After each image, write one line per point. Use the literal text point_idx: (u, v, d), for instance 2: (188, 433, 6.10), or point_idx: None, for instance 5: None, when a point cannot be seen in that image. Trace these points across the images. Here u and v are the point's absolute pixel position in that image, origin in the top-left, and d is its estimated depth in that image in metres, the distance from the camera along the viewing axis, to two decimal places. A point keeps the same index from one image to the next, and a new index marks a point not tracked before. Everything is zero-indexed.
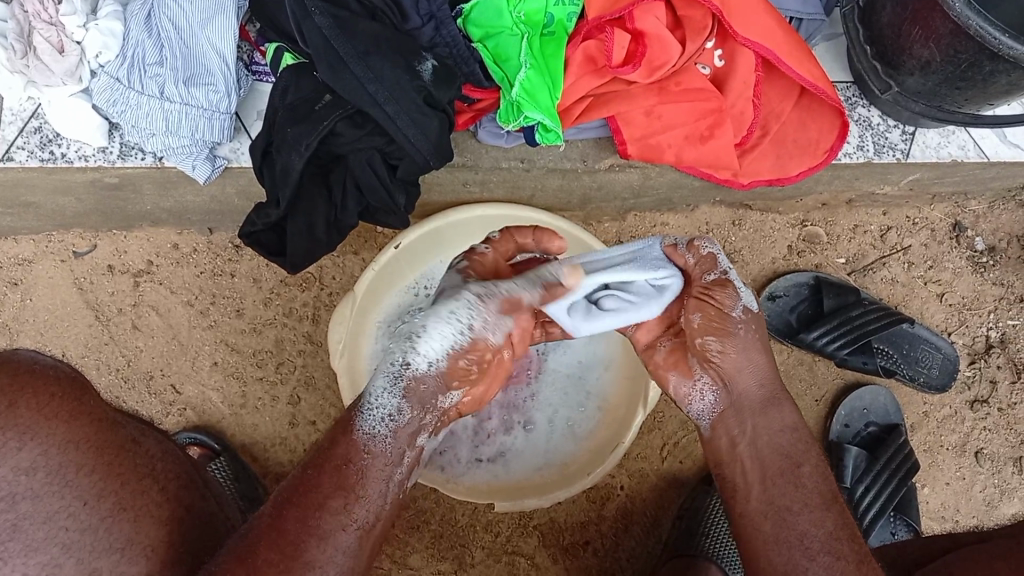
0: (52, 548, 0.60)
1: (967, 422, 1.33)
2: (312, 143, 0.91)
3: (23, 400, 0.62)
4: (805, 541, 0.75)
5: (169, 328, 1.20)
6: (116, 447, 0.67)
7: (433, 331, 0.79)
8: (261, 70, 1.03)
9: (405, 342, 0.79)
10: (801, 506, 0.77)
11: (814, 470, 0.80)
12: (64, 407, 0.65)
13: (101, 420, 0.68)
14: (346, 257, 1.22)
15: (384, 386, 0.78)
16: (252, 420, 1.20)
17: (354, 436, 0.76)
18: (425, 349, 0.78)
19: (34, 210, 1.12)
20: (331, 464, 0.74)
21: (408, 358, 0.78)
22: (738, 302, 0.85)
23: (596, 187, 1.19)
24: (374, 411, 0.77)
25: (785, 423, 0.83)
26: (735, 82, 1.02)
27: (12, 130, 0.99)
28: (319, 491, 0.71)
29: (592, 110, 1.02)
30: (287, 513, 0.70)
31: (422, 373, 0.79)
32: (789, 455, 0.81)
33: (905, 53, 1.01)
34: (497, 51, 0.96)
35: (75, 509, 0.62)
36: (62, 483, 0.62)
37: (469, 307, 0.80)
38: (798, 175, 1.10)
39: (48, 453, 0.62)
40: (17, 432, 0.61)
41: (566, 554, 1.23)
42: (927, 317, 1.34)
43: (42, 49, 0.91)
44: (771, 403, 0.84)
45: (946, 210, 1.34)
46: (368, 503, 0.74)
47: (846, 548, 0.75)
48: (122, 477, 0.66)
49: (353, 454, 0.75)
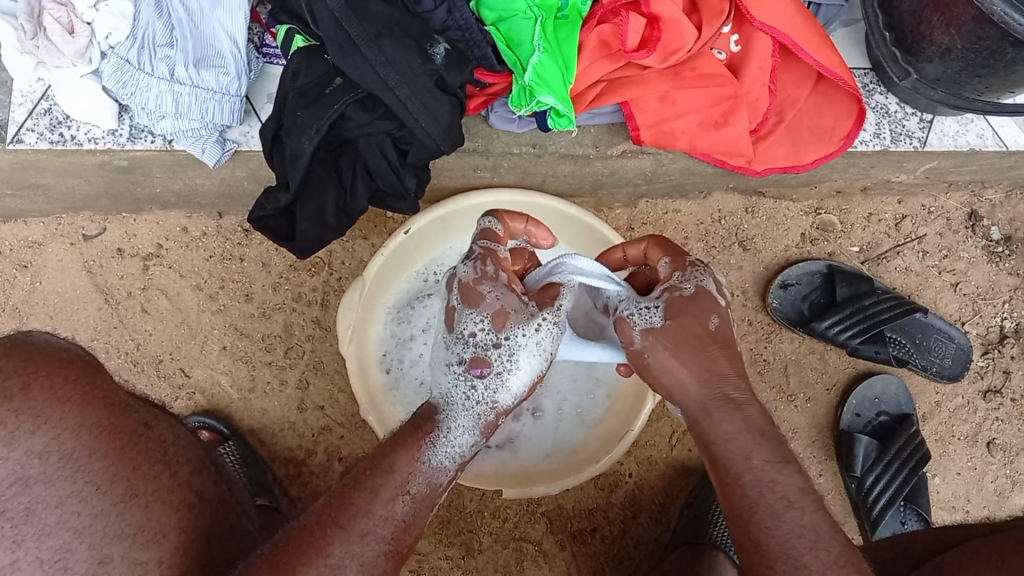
0: (64, 533, 0.60)
1: (980, 413, 1.32)
2: (322, 127, 0.90)
3: (36, 383, 0.62)
4: (762, 552, 0.67)
5: (178, 312, 1.20)
6: (128, 432, 0.67)
7: (523, 370, 0.83)
8: (271, 52, 1.02)
9: (496, 381, 0.83)
10: (750, 514, 0.69)
11: (755, 482, 0.70)
12: (78, 390, 0.64)
13: (115, 405, 0.67)
14: (355, 241, 1.22)
15: (468, 421, 0.81)
16: (261, 405, 1.20)
17: (420, 467, 0.75)
18: (513, 388, 0.83)
19: (44, 192, 1.12)
20: (388, 489, 0.72)
21: (497, 395, 0.83)
22: (634, 333, 0.78)
23: (609, 173, 1.18)
24: (454, 446, 0.79)
25: (724, 433, 0.72)
26: (752, 68, 1.01)
27: (21, 111, 0.99)
28: (365, 516, 0.69)
29: (604, 95, 1.00)
30: (331, 535, 0.66)
31: (502, 408, 0.84)
32: (731, 465, 0.71)
33: (925, 38, 0.99)
34: (510, 35, 0.94)
35: (87, 494, 0.62)
36: (74, 468, 0.62)
37: (550, 339, 0.85)
38: (813, 163, 1.09)
39: (60, 437, 0.62)
40: (30, 415, 0.61)
41: (574, 541, 1.23)
42: (940, 306, 1.32)
43: (53, 30, 0.90)
44: (705, 413, 0.73)
45: (962, 199, 1.32)
46: (411, 526, 0.72)
47: (809, 556, 0.66)
48: (134, 463, 0.66)
49: (412, 481, 0.73)
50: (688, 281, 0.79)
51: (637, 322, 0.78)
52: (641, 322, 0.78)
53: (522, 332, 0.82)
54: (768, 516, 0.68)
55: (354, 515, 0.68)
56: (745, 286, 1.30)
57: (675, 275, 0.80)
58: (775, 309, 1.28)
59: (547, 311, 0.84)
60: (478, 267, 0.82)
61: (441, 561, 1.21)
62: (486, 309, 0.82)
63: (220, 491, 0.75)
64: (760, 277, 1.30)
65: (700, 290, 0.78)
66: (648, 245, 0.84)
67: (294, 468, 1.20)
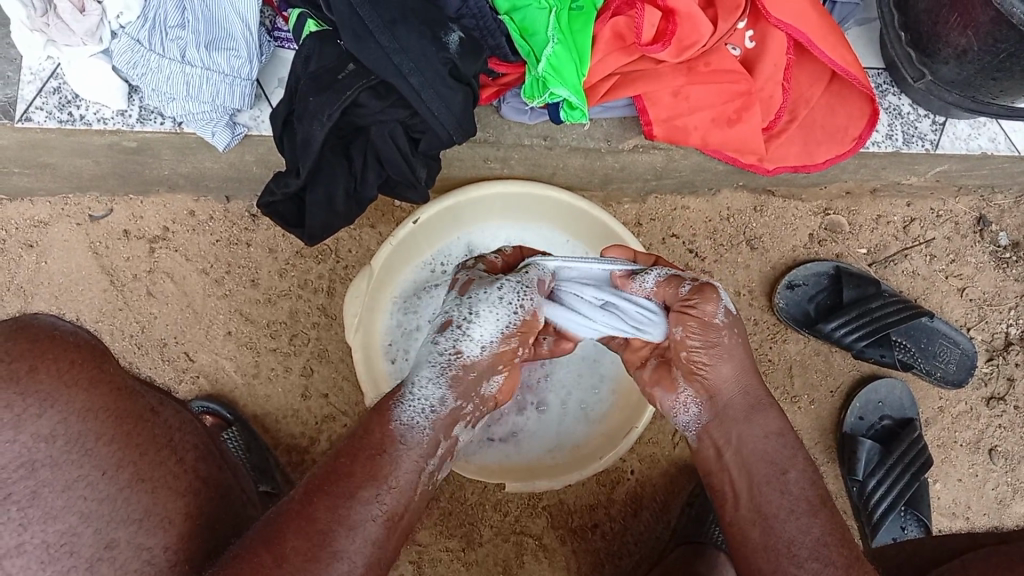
0: (70, 517, 0.60)
1: (982, 419, 1.32)
2: (335, 113, 0.89)
3: (43, 366, 0.61)
4: (795, 551, 0.72)
5: (184, 296, 1.20)
6: (134, 416, 0.67)
7: (486, 319, 0.83)
8: (283, 36, 1.01)
9: (455, 333, 0.83)
10: (789, 513, 0.75)
11: (800, 476, 0.77)
12: (84, 373, 0.64)
13: (121, 388, 0.67)
14: (363, 230, 1.21)
15: (431, 373, 0.81)
16: (264, 391, 1.20)
17: (390, 426, 0.76)
18: (476, 336, 0.83)
19: (51, 171, 1.11)
20: (363, 453, 0.73)
21: (460, 345, 0.82)
22: (722, 307, 0.82)
23: (618, 168, 1.18)
24: (417, 401, 0.78)
25: (770, 430, 0.80)
26: (766, 65, 1.00)
27: (31, 90, 0.98)
28: (351, 480, 0.70)
29: (617, 89, 1.00)
30: (318, 502, 0.68)
31: (471, 359, 0.82)
32: (777, 462, 0.78)
33: (941, 40, 0.99)
34: (525, 25, 0.93)
35: (94, 479, 0.62)
36: (81, 452, 0.62)
37: (514, 292, 0.85)
38: (825, 162, 1.08)
39: (68, 421, 0.62)
40: (37, 399, 0.61)
41: (574, 536, 1.23)
42: (946, 311, 1.32)
43: (63, 8, 0.90)
44: (755, 408, 0.81)
45: (970, 203, 1.32)
46: (401, 494, 0.72)
47: (837, 554, 0.72)
48: (141, 448, 0.66)
49: (387, 443, 0.75)
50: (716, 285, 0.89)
51: (724, 300, 0.83)
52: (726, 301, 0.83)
53: (482, 291, 0.85)
54: (803, 512, 0.74)
55: (340, 482, 0.70)
56: (751, 285, 1.29)
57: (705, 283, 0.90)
58: (781, 309, 1.27)
59: (511, 276, 0.87)
60: (460, 267, 0.92)
61: (441, 553, 1.21)
62: (455, 286, 0.88)
63: (223, 477, 0.74)
64: (767, 276, 1.30)
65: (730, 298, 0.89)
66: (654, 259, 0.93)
67: (296, 456, 1.20)
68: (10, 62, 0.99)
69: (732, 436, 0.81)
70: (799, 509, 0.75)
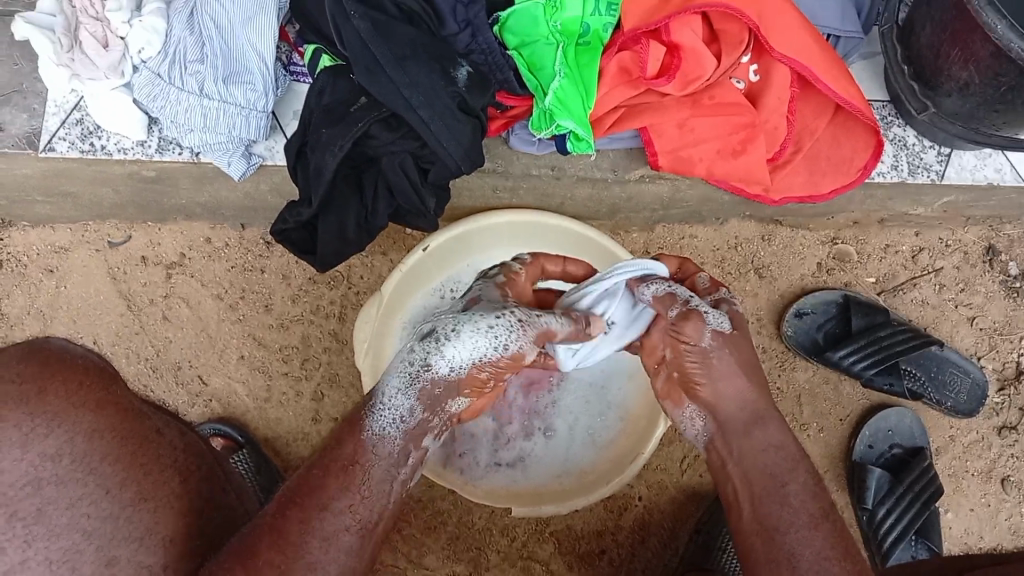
0: (74, 534, 0.61)
1: (993, 449, 1.31)
2: (346, 144, 0.92)
3: (52, 388, 0.63)
4: (795, 562, 0.73)
5: (199, 320, 1.22)
6: (139, 437, 0.69)
7: (463, 342, 0.83)
8: (298, 71, 1.04)
9: (432, 346, 0.83)
10: (790, 525, 0.75)
11: (800, 489, 0.77)
12: (91, 396, 0.66)
13: (127, 410, 0.69)
14: (374, 257, 1.23)
15: (400, 384, 0.81)
16: (276, 414, 1.22)
17: (361, 436, 0.77)
18: (450, 356, 0.83)
19: (74, 199, 1.14)
20: (337, 463, 0.75)
21: (431, 359, 0.82)
22: (705, 331, 0.85)
23: (626, 197, 1.19)
24: (388, 411, 0.79)
25: (770, 442, 0.81)
26: (770, 98, 1.02)
27: (55, 121, 1.02)
28: (324, 491, 0.72)
29: (624, 121, 1.02)
30: (290, 514, 0.69)
31: (439, 376, 0.82)
32: (774, 475, 0.78)
33: (943, 74, 1.00)
34: (532, 60, 0.96)
35: (97, 497, 0.63)
36: (85, 471, 0.63)
37: (505, 329, 0.85)
38: (831, 192, 1.10)
39: (74, 440, 0.63)
40: (44, 418, 0.62)
41: (581, 562, 1.23)
42: (956, 340, 1.32)
43: (88, 44, 0.95)
44: (753, 423, 0.82)
45: (979, 233, 1.32)
46: (374, 502, 0.75)
47: (837, 567, 0.72)
48: (145, 467, 0.68)
49: (360, 455, 0.76)
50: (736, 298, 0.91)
51: (710, 320, 0.86)
52: (714, 321, 0.86)
53: (477, 314, 0.86)
54: (806, 525, 0.74)
55: (314, 493, 0.71)
56: (759, 314, 1.30)
57: (723, 290, 0.92)
58: (789, 337, 1.28)
59: (514, 308, 0.88)
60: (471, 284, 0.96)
61: None
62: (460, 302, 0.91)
63: (227, 499, 0.77)
64: (776, 305, 1.30)
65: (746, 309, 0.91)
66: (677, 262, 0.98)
67: None
68: (37, 95, 1.02)
69: (735, 448, 0.82)
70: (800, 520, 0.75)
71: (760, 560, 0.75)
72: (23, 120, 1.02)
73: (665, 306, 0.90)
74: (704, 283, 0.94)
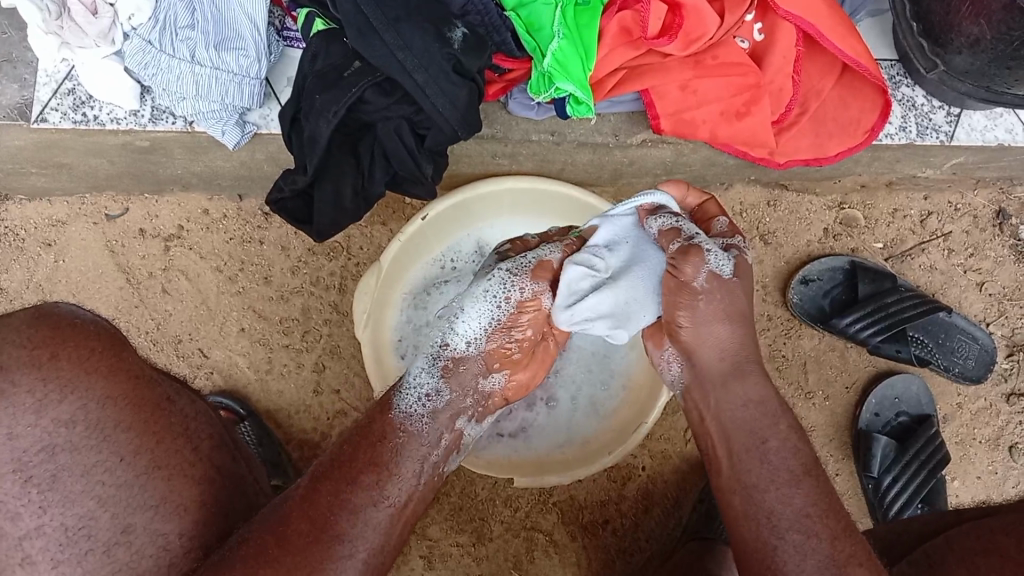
0: (88, 501, 0.64)
1: (1002, 416, 1.30)
2: (340, 110, 0.90)
3: (64, 353, 0.65)
4: (775, 522, 0.71)
5: (198, 293, 1.21)
6: (151, 405, 0.69)
7: (471, 313, 0.86)
8: (292, 36, 1.02)
9: (445, 328, 0.87)
10: (769, 484, 0.74)
11: (780, 446, 0.76)
12: (103, 362, 0.67)
13: (139, 377, 0.69)
14: (374, 227, 1.22)
15: (422, 366, 0.85)
16: (277, 387, 1.21)
17: (389, 415, 0.79)
18: (463, 330, 0.86)
19: (68, 171, 1.13)
20: (367, 439, 0.77)
21: (447, 339, 0.86)
22: (701, 272, 0.82)
23: (628, 162, 1.17)
24: (413, 391, 0.82)
25: (749, 398, 0.79)
26: (776, 56, 1.00)
27: (47, 91, 1.00)
28: (352, 467, 0.73)
29: (625, 83, 0.99)
30: (321, 488, 0.70)
31: (459, 352, 0.85)
32: (754, 432, 0.77)
33: (954, 29, 0.97)
34: (530, 20, 0.94)
35: (112, 464, 0.65)
36: (100, 438, 0.65)
37: (501, 284, 0.87)
38: (837, 155, 1.07)
39: (87, 407, 0.65)
40: (58, 384, 0.64)
41: (585, 532, 1.23)
42: (965, 306, 1.30)
43: (76, 10, 0.92)
44: (732, 374, 0.81)
45: (990, 196, 1.30)
46: (402, 481, 0.75)
47: (819, 525, 0.70)
48: (158, 436, 0.68)
49: (389, 431, 0.78)
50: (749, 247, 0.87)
51: (709, 262, 0.83)
52: (714, 262, 0.83)
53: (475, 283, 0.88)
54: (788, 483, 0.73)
55: (344, 468, 0.72)
56: (765, 281, 1.28)
57: (737, 238, 0.88)
58: (795, 304, 1.26)
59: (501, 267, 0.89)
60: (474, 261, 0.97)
61: (451, 548, 1.21)
62: None
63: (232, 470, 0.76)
64: (781, 271, 1.28)
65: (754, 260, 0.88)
66: (710, 200, 0.92)
67: (307, 451, 1.21)
68: (27, 64, 1.01)
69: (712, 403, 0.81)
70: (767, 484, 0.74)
71: (739, 517, 0.74)
72: (14, 90, 1.00)
73: (666, 241, 0.85)
74: (720, 226, 0.89)
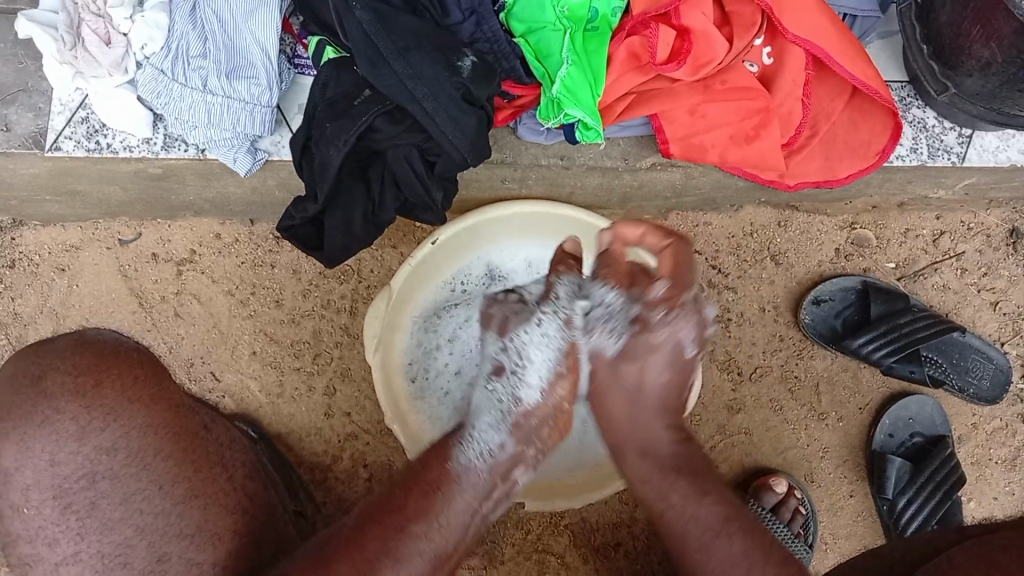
0: (126, 529, 0.65)
1: (1018, 436, 1.28)
2: (350, 138, 0.91)
3: (108, 380, 0.67)
4: None
5: (210, 317, 1.22)
6: (189, 432, 0.70)
7: (536, 360, 0.85)
8: (303, 63, 1.03)
9: (509, 378, 0.84)
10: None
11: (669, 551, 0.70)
12: (146, 389, 0.69)
13: (180, 406, 0.71)
14: (385, 250, 1.22)
15: (490, 421, 0.82)
16: (288, 410, 1.21)
17: (447, 465, 0.78)
18: (530, 379, 0.84)
19: (81, 198, 1.14)
20: (418, 486, 0.76)
21: (517, 392, 0.83)
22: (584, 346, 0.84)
23: (638, 185, 1.17)
24: (477, 445, 0.80)
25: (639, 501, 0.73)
26: (786, 81, 1.00)
27: (60, 119, 1.01)
28: (402, 514, 0.73)
29: (633, 108, 1.00)
30: (369, 531, 0.71)
31: (529, 404, 0.83)
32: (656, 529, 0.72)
33: (964, 52, 0.97)
34: (539, 47, 0.94)
35: (150, 493, 0.67)
36: (139, 466, 0.67)
37: (555, 327, 0.85)
38: (848, 177, 1.07)
39: (128, 436, 0.67)
40: (101, 411, 0.66)
41: (597, 555, 1.22)
42: (979, 326, 1.29)
43: (89, 41, 0.93)
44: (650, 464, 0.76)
45: (1003, 215, 1.29)
46: (449, 532, 0.75)
47: None
48: (196, 465, 0.69)
49: (443, 480, 0.77)
50: (665, 327, 0.80)
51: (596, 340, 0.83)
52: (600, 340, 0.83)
53: (524, 330, 0.85)
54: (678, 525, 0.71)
55: (392, 514, 0.73)
56: (776, 301, 1.28)
57: (657, 310, 0.80)
58: (807, 324, 1.25)
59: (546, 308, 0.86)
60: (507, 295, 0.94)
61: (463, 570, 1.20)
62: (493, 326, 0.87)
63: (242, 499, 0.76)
64: (792, 292, 1.28)
65: (677, 343, 0.81)
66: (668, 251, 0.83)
67: (319, 474, 1.21)
68: (42, 93, 1.02)
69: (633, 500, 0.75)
70: (731, 528, 0.73)
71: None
72: (29, 119, 1.01)
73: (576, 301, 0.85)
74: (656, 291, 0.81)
